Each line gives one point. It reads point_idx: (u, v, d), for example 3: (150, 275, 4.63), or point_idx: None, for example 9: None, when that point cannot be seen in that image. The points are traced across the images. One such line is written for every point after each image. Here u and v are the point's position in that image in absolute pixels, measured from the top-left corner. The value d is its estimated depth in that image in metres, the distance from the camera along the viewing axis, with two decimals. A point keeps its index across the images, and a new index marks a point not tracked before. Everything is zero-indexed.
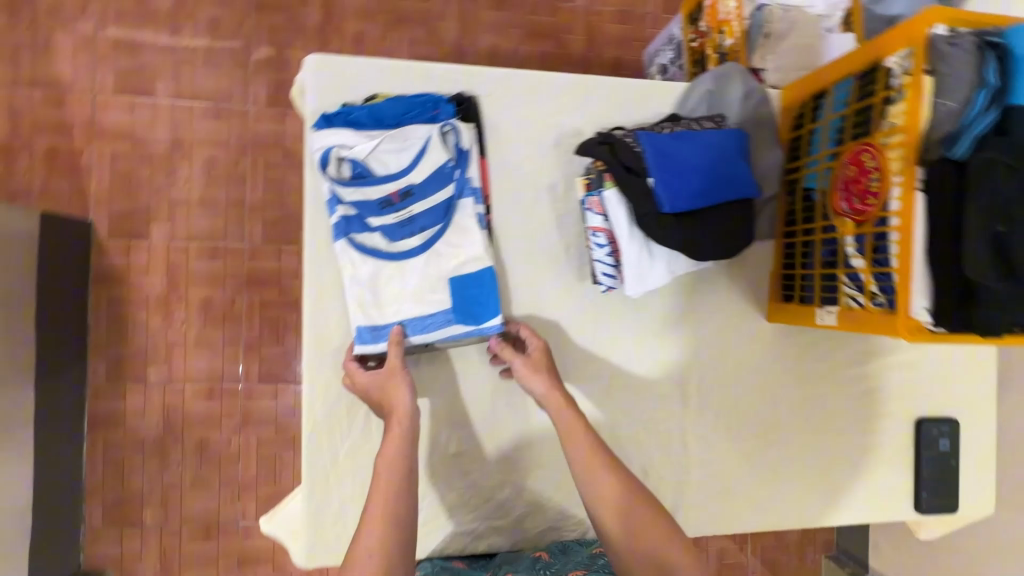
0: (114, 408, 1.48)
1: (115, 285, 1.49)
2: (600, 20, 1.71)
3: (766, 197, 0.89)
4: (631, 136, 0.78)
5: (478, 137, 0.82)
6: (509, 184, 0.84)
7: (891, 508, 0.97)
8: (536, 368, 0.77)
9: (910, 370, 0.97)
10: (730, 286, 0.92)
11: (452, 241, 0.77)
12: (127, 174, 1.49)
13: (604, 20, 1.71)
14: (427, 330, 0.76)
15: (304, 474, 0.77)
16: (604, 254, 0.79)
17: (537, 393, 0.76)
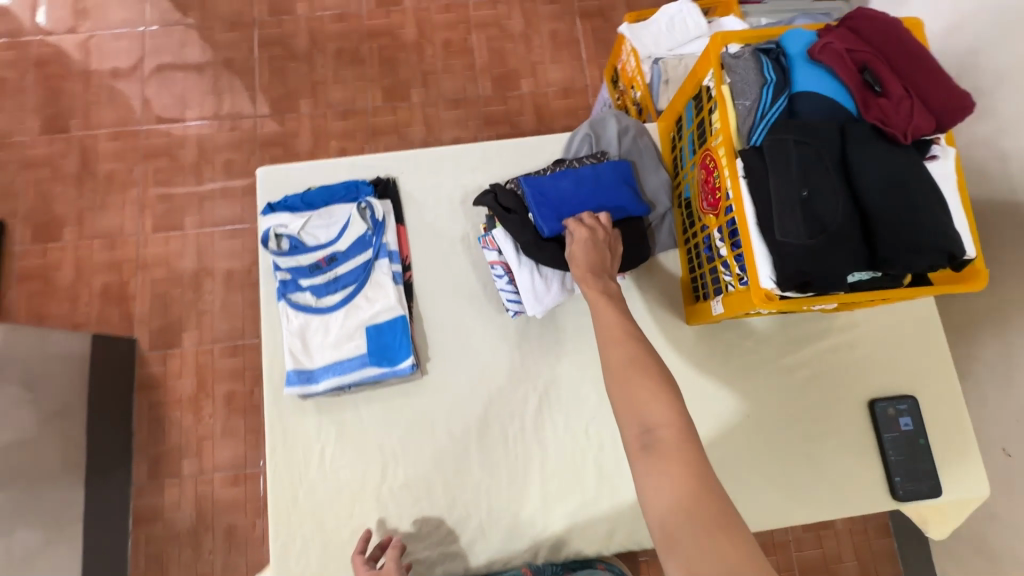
0: (154, 503, 1.64)
1: (154, 390, 1.71)
2: (546, 100, 1.95)
3: (657, 214, 0.99)
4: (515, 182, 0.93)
5: (395, 208, 0.98)
6: (427, 240, 0.99)
7: (867, 500, 0.92)
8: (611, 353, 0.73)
9: (849, 351, 0.97)
10: (645, 296, 0.99)
11: (369, 295, 0.92)
12: (164, 294, 1.78)
13: (549, 99, 1.95)
14: (345, 372, 0.89)
15: (270, 509, 0.87)
16: (504, 283, 0.90)
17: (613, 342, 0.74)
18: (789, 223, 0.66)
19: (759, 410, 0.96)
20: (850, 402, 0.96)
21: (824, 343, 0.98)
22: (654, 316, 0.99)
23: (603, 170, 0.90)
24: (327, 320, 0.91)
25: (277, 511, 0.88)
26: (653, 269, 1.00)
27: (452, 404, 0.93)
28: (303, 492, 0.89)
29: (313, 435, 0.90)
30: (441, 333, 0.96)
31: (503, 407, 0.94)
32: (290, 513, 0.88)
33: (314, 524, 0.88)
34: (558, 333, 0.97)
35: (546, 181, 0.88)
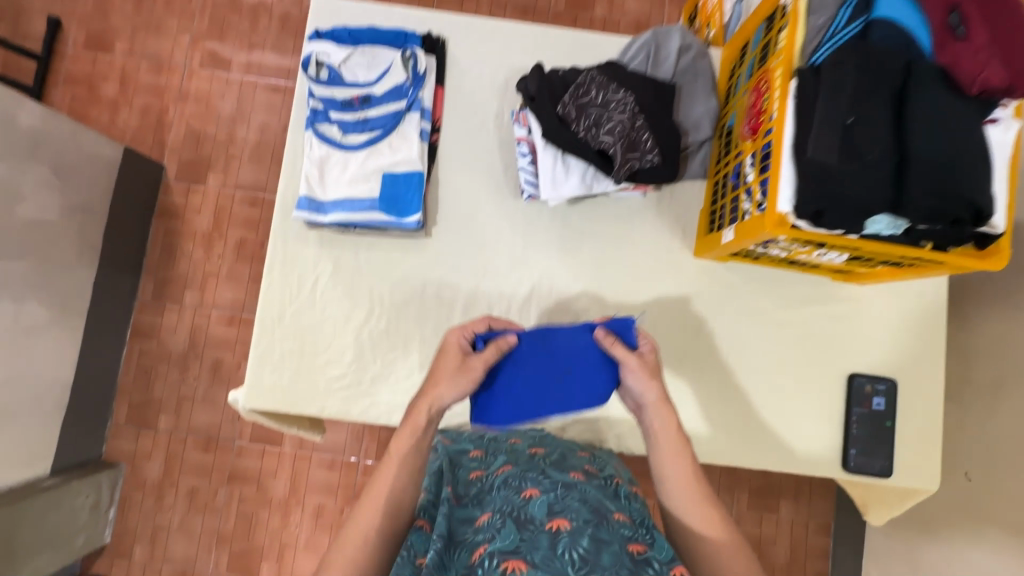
0: (153, 322, 1.73)
1: (172, 219, 1.77)
2: (616, 28, 1.87)
3: (695, 139, 0.96)
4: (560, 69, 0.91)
5: (438, 68, 0.96)
6: (460, 110, 0.98)
7: (816, 462, 0.94)
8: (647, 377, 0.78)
9: (844, 322, 0.96)
10: (659, 219, 0.98)
11: (394, 144, 0.93)
12: (199, 130, 1.80)
13: (619, 29, 1.87)
14: (353, 211, 0.91)
15: (257, 322, 0.92)
16: (525, 163, 0.90)
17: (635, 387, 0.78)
18: (825, 143, 0.64)
19: (738, 355, 0.97)
20: (831, 370, 0.96)
21: (823, 309, 0.97)
22: (664, 238, 0.98)
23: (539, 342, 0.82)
24: (349, 158, 0.93)
25: (263, 324, 0.92)
26: (676, 195, 0.99)
27: (447, 271, 0.95)
28: (290, 313, 0.93)
29: (310, 265, 0.93)
30: (453, 204, 0.96)
31: (496, 287, 0.96)
32: (274, 330, 0.93)
33: (294, 345, 0.92)
34: (567, 231, 0.97)
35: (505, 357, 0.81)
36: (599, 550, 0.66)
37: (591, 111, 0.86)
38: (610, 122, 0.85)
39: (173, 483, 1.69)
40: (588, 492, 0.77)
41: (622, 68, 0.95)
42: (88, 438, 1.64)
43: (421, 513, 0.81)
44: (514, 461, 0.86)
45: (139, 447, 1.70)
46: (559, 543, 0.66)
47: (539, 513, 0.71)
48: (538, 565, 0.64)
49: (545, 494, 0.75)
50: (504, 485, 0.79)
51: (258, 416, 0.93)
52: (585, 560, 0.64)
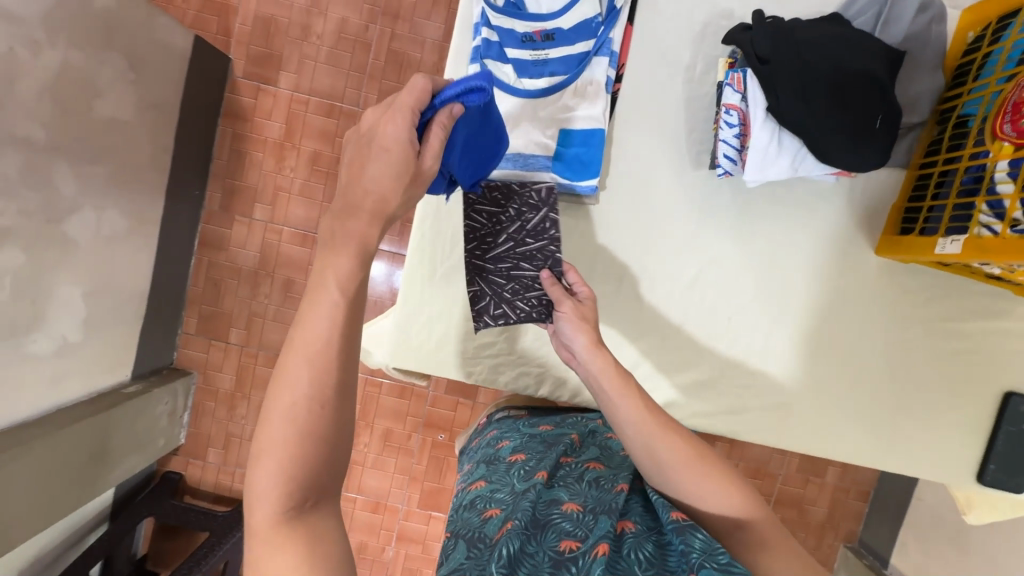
0: (221, 233, 1.65)
1: (240, 123, 1.62)
2: None
3: (910, 123, 0.85)
4: (783, 24, 0.77)
5: (632, 2, 0.81)
6: (648, 58, 0.84)
7: (949, 472, 0.94)
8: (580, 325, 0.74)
9: (1014, 338, 0.91)
10: (844, 209, 0.89)
11: (573, 94, 0.80)
12: (269, 21, 1.59)
13: None
14: (525, 168, 0.81)
15: (404, 282, 0.86)
16: (731, 135, 0.79)
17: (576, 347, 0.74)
18: None
19: (893, 359, 0.93)
20: (988, 385, 0.93)
21: (997, 324, 0.91)
22: (844, 228, 0.89)
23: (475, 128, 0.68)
24: (521, 104, 0.79)
25: (411, 283, 0.86)
26: (869, 182, 0.89)
27: (610, 242, 0.87)
28: (440, 275, 0.86)
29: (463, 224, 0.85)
30: (625, 168, 0.86)
31: (659, 266, 0.88)
32: (423, 291, 0.86)
33: (443, 310, 0.87)
34: (745, 215, 0.88)
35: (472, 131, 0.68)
36: (666, 554, 0.65)
37: (509, 318, 0.80)
38: (540, 275, 0.78)
39: (245, 395, 1.71)
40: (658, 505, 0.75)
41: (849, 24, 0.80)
42: (162, 345, 1.63)
43: (492, 500, 0.74)
44: (603, 459, 0.82)
45: (210, 358, 1.70)
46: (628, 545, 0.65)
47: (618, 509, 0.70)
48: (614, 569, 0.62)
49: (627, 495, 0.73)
50: (591, 481, 0.76)
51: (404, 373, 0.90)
52: (652, 561, 0.64)
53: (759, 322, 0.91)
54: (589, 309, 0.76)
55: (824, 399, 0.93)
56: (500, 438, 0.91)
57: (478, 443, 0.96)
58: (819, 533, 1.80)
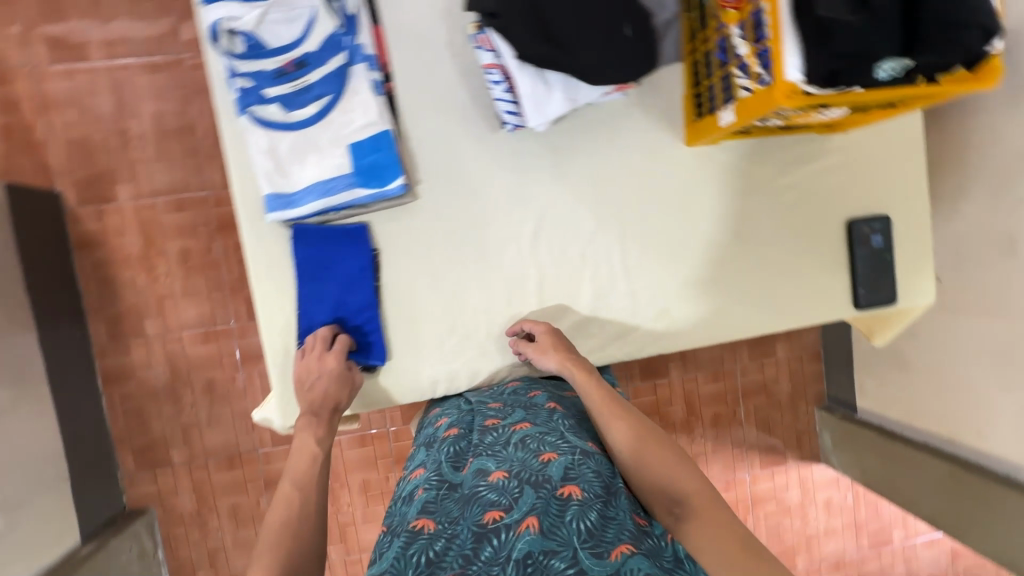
0: (122, 363, 1.60)
1: (96, 250, 1.56)
2: None
3: (665, 19, 0.89)
4: None
5: (367, 3, 0.83)
6: (407, 48, 0.86)
7: (831, 309, 1.02)
8: (545, 351, 0.87)
9: (835, 173, 0.98)
10: (643, 116, 0.93)
11: (345, 108, 0.81)
12: (83, 141, 1.53)
13: None
14: (329, 193, 0.82)
15: (265, 342, 0.86)
16: (501, 91, 0.81)
17: (551, 368, 0.86)
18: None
19: (744, 231, 0.98)
20: (831, 221, 1.00)
21: (817, 166, 0.98)
22: (650, 133, 0.94)
23: (326, 254, 0.85)
24: (301, 137, 0.81)
25: (272, 342, 0.86)
26: (655, 84, 0.93)
27: (444, 228, 0.90)
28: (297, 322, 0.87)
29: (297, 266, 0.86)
30: (431, 157, 0.88)
31: (500, 231, 0.91)
32: (287, 343, 0.86)
33: None
34: (556, 157, 0.92)
35: (319, 253, 0.84)
36: (607, 523, 0.63)
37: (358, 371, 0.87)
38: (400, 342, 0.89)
39: (211, 507, 1.66)
40: (603, 460, 0.73)
41: None
42: (105, 494, 1.56)
43: (426, 480, 0.77)
44: (534, 418, 0.81)
45: (162, 486, 1.64)
46: (568, 511, 0.64)
47: (553, 477, 0.68)
48: (544, 536, 0.61)
49: (561, 458, 0.72)
50: (520, 444, 0.76)
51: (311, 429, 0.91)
52: (592, 532, 0.61)
53: (610, 246, 0.95)
54: (550, 341, 0.87)
55: (700, 290, 0.98)
56: (438, 414, 0.92)
57: (422, 424, 0.97)
58: (792, 406, 1.91)
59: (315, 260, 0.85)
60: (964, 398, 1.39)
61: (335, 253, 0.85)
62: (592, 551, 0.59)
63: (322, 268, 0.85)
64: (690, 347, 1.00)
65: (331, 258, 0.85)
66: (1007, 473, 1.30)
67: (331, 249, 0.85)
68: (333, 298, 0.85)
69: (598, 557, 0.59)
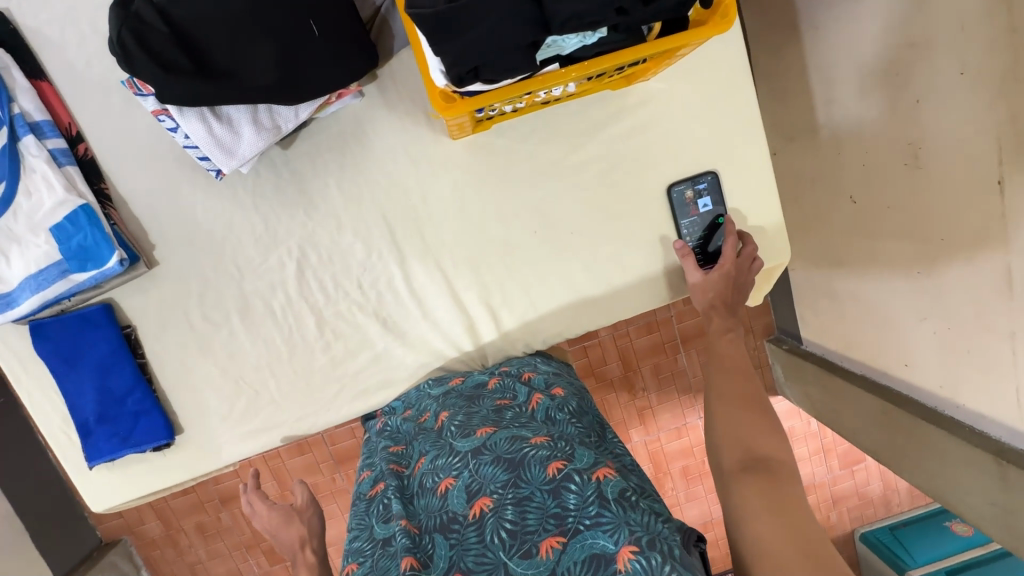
0: None
1: None
2: None
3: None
4: None
5: (19, 61, 0.71)
6: (89, 99, 0.74)
7: (668, 288, 0.88)
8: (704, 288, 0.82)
9: (642, 132, 0.82)
10: (393, 115, 0.79)
11: (29, 190, 0.72)
12: None
13: None
14: (44, 286, 0.75)
15: (48, 440, 0.83)
16: (182, 138, 0.70)
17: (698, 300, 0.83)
18: None
19: (545, 222, 0.84)
20: (648, 189, 0.85)
21: (619, 129, 0.82)
22: (405, 133, 0.80)
23: (75, 344, 0.79)
24: None
25: (54, 438, 0.83)
26: (396, 74, 0.78)
27: (198, 288, 0.82)
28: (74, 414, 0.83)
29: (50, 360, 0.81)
30: (157, 216, 0.79)
31: (260, 279, 0.82)
32: (70, 437, 0.83)
33: None
34: (300, 184, 0.80)
35: (66, 345, 0.79)
36: (526, 513, 0.59)
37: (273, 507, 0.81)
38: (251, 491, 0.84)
39: (178, 528, 1.77)
40: (499, 440, 0.67)
41: None
42: (76, 535, 1.67)
43: (350, 545, 0.68)
44: (425, 445, 0.74)
45: (128, 518, 1.74)
46: (485, 529, 0.59)
47: (460, 506, 0.63)
48: (473, 570, 0.57)
49: (461, 477, 0.66)
50: (421, 489, 0.69)
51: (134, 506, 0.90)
52: (516, 534, 0.58)
53: (391, 269, 0.84)
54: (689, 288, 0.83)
55: (509, 296, 0.86)
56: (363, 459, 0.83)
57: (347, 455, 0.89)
58: None
59: (64, 353, 0.79)
60: (891, 328, 1.23)
61: (84, 340, 0.79)
62: (520, 554, 0.56)
63: (77, 359, 0.80)
64: (536, 349, 0.89)
65: (81, 347, 0.79)
66: (937, 407, 1.17)
67: (80, 338, 0.79)
68: (97, 386, 0.81)
69: (528, 558, 0.56)
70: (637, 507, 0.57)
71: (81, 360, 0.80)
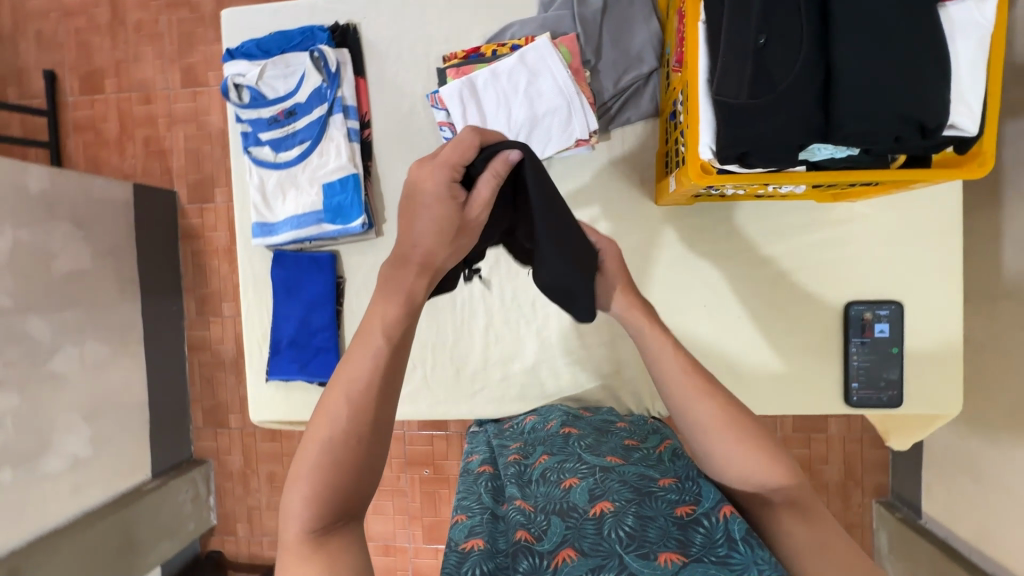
0: (203, 335, 1.91)
1: (195, 241, 1.89)
2: None
3: (640, 76, 0.87)
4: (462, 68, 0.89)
5: (353, 59, 0.93)
6: (386, 99, 0.94)
7: (815, 399, 0.88)
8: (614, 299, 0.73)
9: (834, 247, 0.87)
10: (611, 172, 0.91)
11: (322, 152, 0.92)
12: (197, 152, 1.86)
13: None
14: (301, 226, 0.93)
15: (246, 346, 0.99)
16: None
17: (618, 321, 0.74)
18: (730, 79, 0.55)
19: (714, 299, 0.90)
20: (825, 301, 0.87)
21: (811, 237, 0.87)
22: (616, 187, 0.91)
23: (301, 278, 0.95)
24: (285, 176, 0.94)
25: (250, 347, 0.99)
26: (626, 139, 0.91)
27: None
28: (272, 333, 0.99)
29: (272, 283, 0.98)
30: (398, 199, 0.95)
31: None
32: (262, 350, 0.99)
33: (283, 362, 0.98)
34: None
35: (294, 276, 0.96)
36: (647, 526, 0.60)
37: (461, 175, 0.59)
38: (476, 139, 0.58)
39: (254, 469, 1.91)
40: (627, 469, 0.69)
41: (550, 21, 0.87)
42: (178, 441, 1.87)
43: (466, 509, 0.70)
44: (551, 448, 0.77)
45: (219, 444, 1.92)
46: (604, 527, 0.60)
47: (580, 499, 0.65)
48: (587, 553, 0.58)
49: (584, 480, 0.68)
50: (540, 478, 0.71)
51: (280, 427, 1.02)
52: (634, 538, 0.59)
53: (565, 296, 0.93)
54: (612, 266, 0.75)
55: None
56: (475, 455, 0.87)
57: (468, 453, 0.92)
58: (843, 494, 1.56)
59: (288, 282, 0.96)
60: None
61: (308, 277, 0.95)
62: (638, 554, 0.57)
63: (296, 290, 0.96)
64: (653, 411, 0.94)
65: (304, 281, 0.95)
66: None
67: (308, 273, 0.95)
68: (302, 317, 0.96)
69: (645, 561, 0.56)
70: (766, 549, 0.56)
71: (300, 291, 0.95)
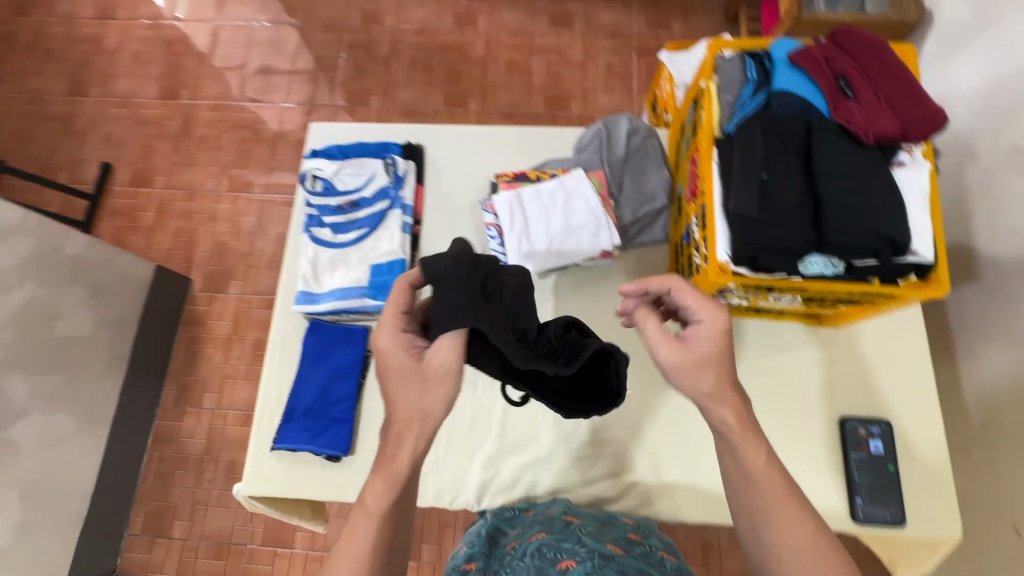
0: (174, 427, 1.77)
1: (195, 327, 1.87)
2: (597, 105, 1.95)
3: (656, 209, 1.06)
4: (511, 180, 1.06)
5: (416, 169, 1.11)
6: (438, 203, 1.10)
7: (824, 515, 0.90)
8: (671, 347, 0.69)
9: (826, 366, 0.97)
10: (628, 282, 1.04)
11: (377, 238, 1.05)
12: (223, 246, 1.97)
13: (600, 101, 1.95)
14: (344, 298, 1.01)
15: (256, 413, 0.98)
16: (496, 243, 1.01)
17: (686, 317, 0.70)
18: (742, 199, 0.71)
19: None
20: (821, 416, 0.95)
21: (801, 354, 0.98)
22: None
23: (334, 349, 1.00)
24: (338, 254, 1.05)
25: (261, 413, 0.98)
26: (643, 259, 1.07)
27: None
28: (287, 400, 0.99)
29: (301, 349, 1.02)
30: None
31: None
32: (272, 418, 0.98)
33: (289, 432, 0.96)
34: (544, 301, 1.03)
35: (326, 344, 1.00)
36: None
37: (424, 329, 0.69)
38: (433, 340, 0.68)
39: None
40: (627, 562, 0.66)
41: (584, 161, 1.08)
42: (104, 550, 1.60)
43: None
44: (549, 527, 0.76)
45: (153, 558, 1.64)
46: None
47: None
48: None
49: (582, 563, 0.65)
50: (536, 554, 0.70)
51: (269, 507, 0.96)
52: None
53: None
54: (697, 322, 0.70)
55: (648, 459, 0.94)
56: (459, 546, 0.84)
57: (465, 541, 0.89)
58: None
59: (317, 348, 1.00)
60: None
61: (338, 347, 1.00)
62: None
63: (326, 357, 0.99)
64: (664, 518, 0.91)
65: (333, 350, 1.00)
66: None
67: (339, 342, 1.00)
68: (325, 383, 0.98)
69: None
70: None
71: (327, 357, 0.99)
